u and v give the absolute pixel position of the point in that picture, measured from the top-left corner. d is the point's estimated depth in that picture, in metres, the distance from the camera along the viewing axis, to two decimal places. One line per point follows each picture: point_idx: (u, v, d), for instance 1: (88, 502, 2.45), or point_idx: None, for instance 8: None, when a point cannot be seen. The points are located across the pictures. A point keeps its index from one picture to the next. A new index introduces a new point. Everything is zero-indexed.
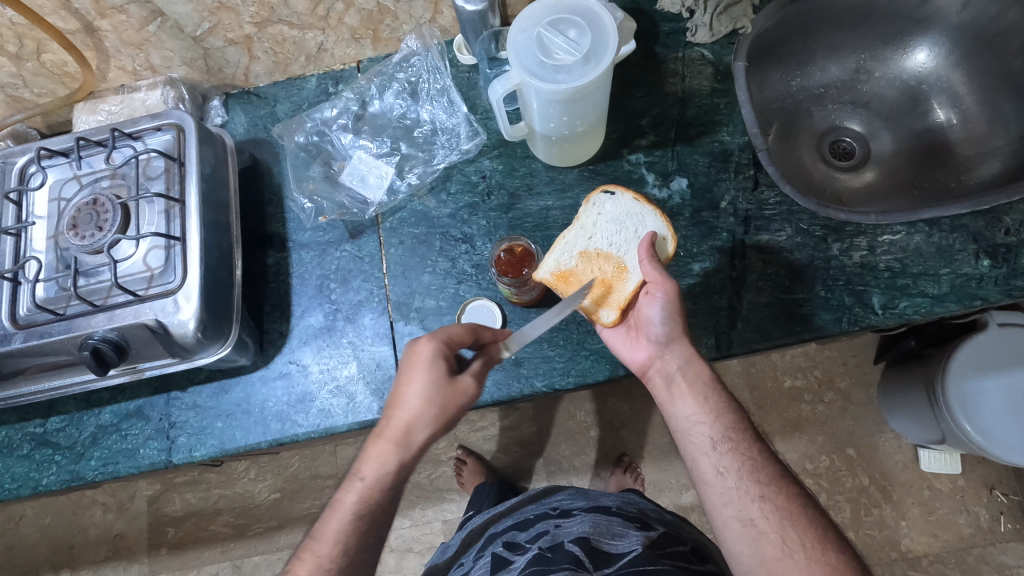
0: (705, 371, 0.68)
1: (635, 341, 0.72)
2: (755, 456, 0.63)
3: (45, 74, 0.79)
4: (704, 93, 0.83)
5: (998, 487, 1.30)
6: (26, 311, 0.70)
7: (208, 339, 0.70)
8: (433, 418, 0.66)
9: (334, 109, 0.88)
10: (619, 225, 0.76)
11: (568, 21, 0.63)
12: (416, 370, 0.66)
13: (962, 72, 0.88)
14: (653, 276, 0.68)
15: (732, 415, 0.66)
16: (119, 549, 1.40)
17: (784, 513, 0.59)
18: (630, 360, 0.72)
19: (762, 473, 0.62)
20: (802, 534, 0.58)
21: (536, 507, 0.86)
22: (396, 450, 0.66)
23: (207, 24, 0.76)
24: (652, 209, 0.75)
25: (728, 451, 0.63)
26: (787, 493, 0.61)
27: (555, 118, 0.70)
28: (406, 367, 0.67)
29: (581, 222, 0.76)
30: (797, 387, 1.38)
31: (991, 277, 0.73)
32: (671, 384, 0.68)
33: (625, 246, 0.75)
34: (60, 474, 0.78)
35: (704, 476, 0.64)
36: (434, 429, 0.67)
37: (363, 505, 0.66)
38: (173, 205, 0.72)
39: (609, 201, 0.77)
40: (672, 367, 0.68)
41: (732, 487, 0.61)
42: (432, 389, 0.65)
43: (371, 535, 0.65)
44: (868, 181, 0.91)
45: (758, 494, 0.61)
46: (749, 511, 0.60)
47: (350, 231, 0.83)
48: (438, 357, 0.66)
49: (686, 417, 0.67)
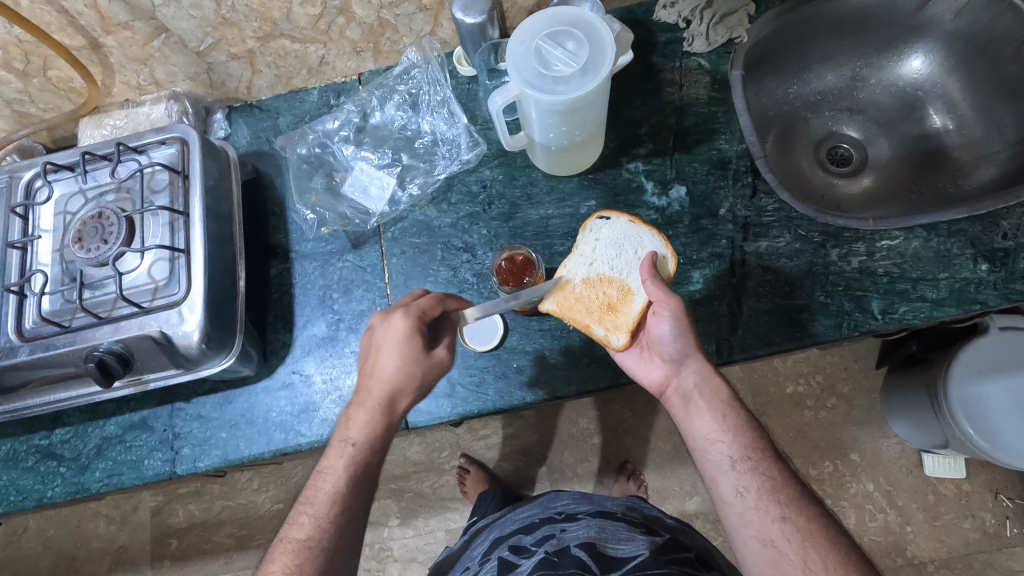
0: (724, 389, 0.67)
1: (649, 361, 0.72)
2: (775, 475, 0.62)
3: (51, 90, 0.81)
4: (701, 101, 0.83)
5: (1003, 491, 1.29)
6: (32, 324, 0.71)
7: (212, 349, 0.71)
8: (410, 386, 0.66)
9: (336, 121, 0.89)
10: (618, 248, 0.76)
11: (567, 33, 0.64)
12: (396, 343, 0.66)
13: (958, 78, 0.89)
14: (658, 295, 0.69)
15: (751, 433, 0.65)
16: (122, 561, 1.39)
17: (806, 534, 0.58)
18: (648, 381, 0.72)
19: (782, 494, 0.61)
20: (825, 557, 0.57)
21: (541, 511, 0.86)
22: (379, 416, 0.66)
23: (210, 39, 0.77)
24: (647, 229, 0.76)
25: (747, 471, 0.63)
26: (808, 513, 0.60)
27: (555, 128, 0.71)
28: (383, 338, 0.67)
29: (580, 250, 0.77)
30: (799, 392, 1.38)
31: (990, 282, 0.73)
32: (688, 402, 0.68)
33: (626, 268, 0.75)
34: (65, 486, 0.78)
35: (723, 495, 0.63)
36: (415, 397, 0.67)
37: (353, 470, 0.64)
38: (178, 218, 0.72)
39: (605, 226, 0.77)
40: (689, 385, 0.68)
41: (752, 507, 0.61)
42: (414, 361, 0.66)
43: (360, 496, 0.64)
44: (866, 187, 0.92)
45: (778, 514, 0.60)
46: (769, 532, 0.59)
47: (352, 242, 0.83)
48: (417, 329, 0.66)
49: (704, 435, 0.66)
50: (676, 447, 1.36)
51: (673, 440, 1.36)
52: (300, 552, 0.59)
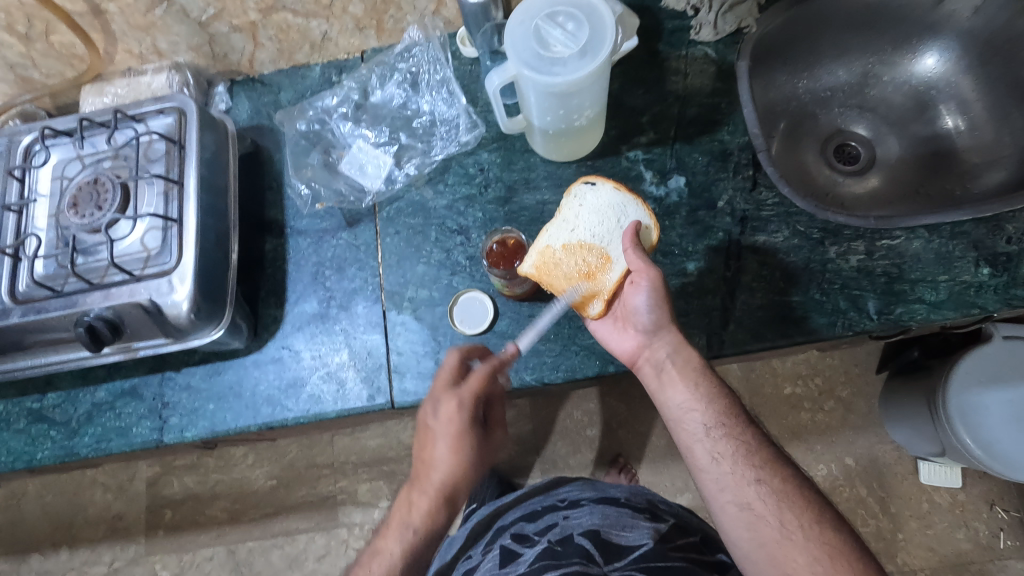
0: (695, 356, 0.67)
1: (623, 330, 0.71)
2: (748, 440, 0.64)
3: (54, 56, 0.81)
4: (706, 91, 0.82)
5: (999, 503, 1.28)
6: (25, 287, 0.71)
7: (201, 320, 0.71)
8: (468, 474, 0.72)
9: (336, 98, 0.88)
10: (601, 215, 0.74)
11: (567, 14, 0.63)
12: (452, 436, 0.70)
13: (972, 78, 0.86)
14: (638, 264, 0.68)
15: (725, 400, 0.66)
16: (117, 529, 1.42)
17: (781, 495, 0.60)
18: (619, 350, 0.71)
19: (756, 457, 0.63)
20: (799, 515, 0.59)
21: (544, 499, 0.87)
22: (439, 503, 0.71)
23: (212, 10, 0.77)
24: (633, 197, 0.74)
25: (722, 437, 0.64)
26: (781, 474, 0.62)
27: (553, 111, 0.70)
28: (438, 429, 0.71)
29: (563, 215, 0.74)
30: (797, 394, 1.36)
31: (991, 285, 0.71)
32: (662, 371, 0.68)
33: (608, 236, 0.73)
34: (54, 449, 0.79)
35: (699, 462, 0.64)
36: (467, 481, 0.72)
37: (406, 556, 0.69)
38: (172, 187, 0.72)
39: (590, 192, 0.75)
40: (661, 355, 0.68)
41: (728, 472, 0.62)
42: (466, 453, 0.71)
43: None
44: (872, 187, 0.90)
45: (753, 477, 0.61)
46: (745, 494, 0.61)
47: (347, 220, 0.83)
48: (470, 420, 0.71)
49: (679, 405, 0.66)
50: (670, 443, 1.35)
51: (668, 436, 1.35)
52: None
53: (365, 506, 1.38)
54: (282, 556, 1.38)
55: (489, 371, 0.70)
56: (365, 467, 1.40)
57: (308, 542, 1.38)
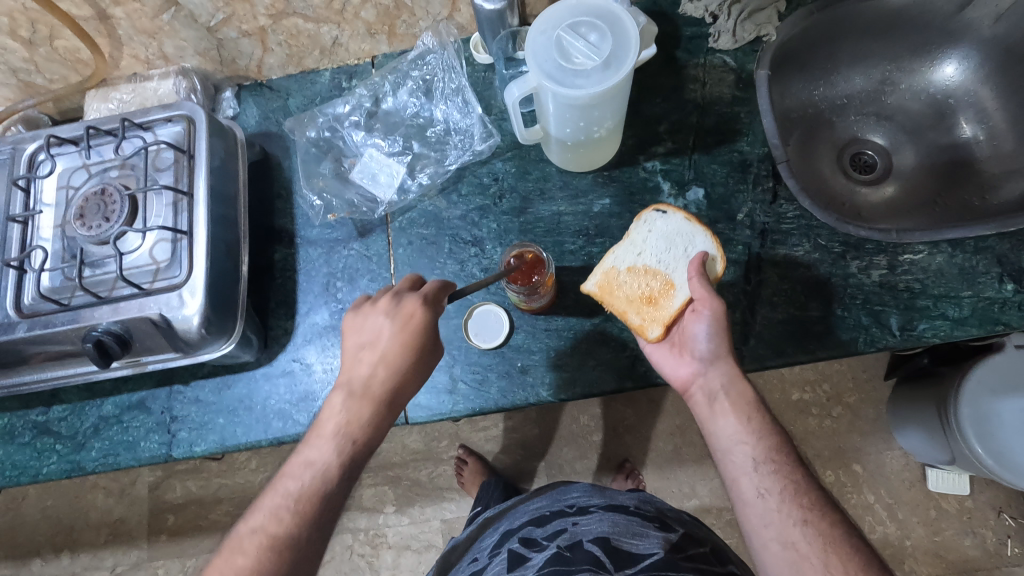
0: (750, 391, 0.65)
1: (679, 357, 0.70)
2: (797, 479, 0.60)
3: (58, 60, 0.79)
4: (724, 100, 0.81)
5: (1006, 510, 1.27)
6: (31, 301, 0.70)
7: (212, 334, 0.69)
8: (412, 382, 0.65)
9: (347, 105, 0.86)
10: (669, 243, 0.74)
11: (589, 25, 0.61)
12: (404, 341, 0.64)
13: (992, 87, 0.85)
14: (701, 293, 0.67)
15: (776, 437, 0.63)
16: (119, 533, 1.40)
17: (828, 538, 0.56)
18: (673, 376, 0.70)
19: (805, 497, 0.59)
20: (845, 562, 0.55)
21: (551, 503, 0.79)
22: (375, 411, 0.64)
23: (221, 15, 0.75)
24: (702, 229, 0.73)
25: (770, 473, 0.61)
26: (830, 517, 0.58)
27: (572, 123, 0.68)
28: (390, 324, 0.65)
29: (631, 238, 0.75)
30: (805, 400, 1.36)
31: (1015, 302, 0.70)
32: (713, 401, 0.66)
33: (673, 264, 0.73)
34: (60, 463, 0.77)
35: (744, 497, 0.61)
36: (409, 389, 0.66)
37: (341, 460, 0.62)
38: (181, 198, 0.71)
39: (660, 219, 0.75)
40: (716, 385, 0.66)
41: (774, 509, 0.59)
42: (409, 368, 0.65)
43: (324, 531, 0.60)
44: (889, 197, 0.89)
45: (799, 517, 0.58)
46: (790, 534, 0.57)
47: (359, 230, 0.82)
48: (427, 323, 0.65)
49: (729, 436, 0.64)
50: (676, 449, 1.34)
51: (675, 442, 1.35)
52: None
53: (370, 511, 1.37)
54: None
55: (441, 290, 0.67)
56: (370, 472, 1.39)
57: None
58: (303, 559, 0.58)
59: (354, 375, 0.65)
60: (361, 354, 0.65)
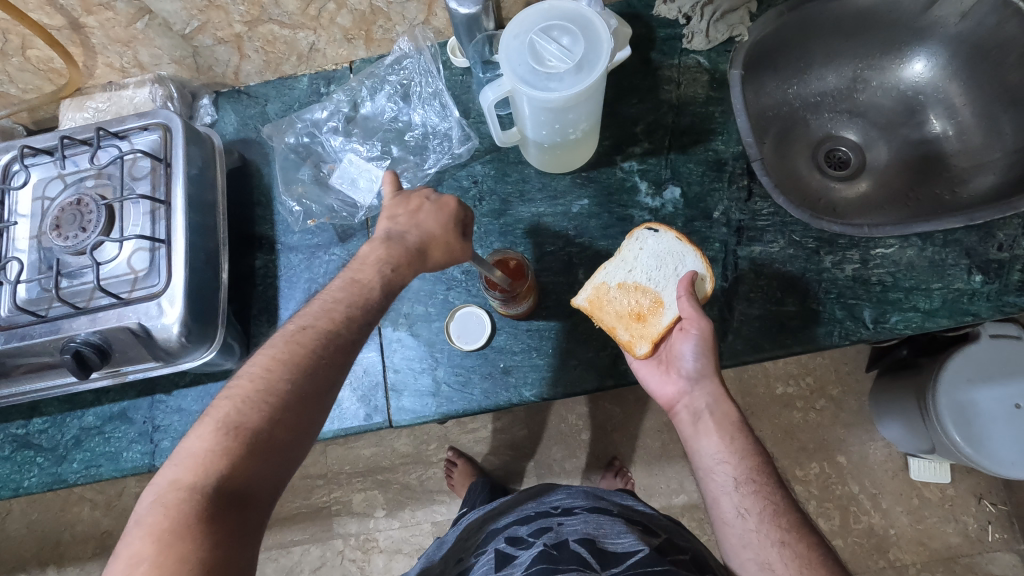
0: (734, 411, 0.65)
1: (666, 374, 0.71)
2: (777, 500, 0.60)
3: (31, 70, 0.78)
4: (699, 100, 0.82)
5: (987, 497, 1.30)
6: (7, 313, 0.69)
7: (193, 343, 0.69)
8: (450, 251, 0.66)
9: (325, 111, 0.86)
10: (659, 261, 0.75)
11: (561, 28, 0.62)
12: (446, 208, 0.67)
13: (959, 83, 0.87)
14: (689, 313, 0.68)
15: (757, 457, 0.63)
16: (106, 546, 1.39)
17: (804, 560, 0.56)
18: (659, 392, 0.71)
19: (784, 518, 0.59)
20: None
21: (535, 505, 0.80)
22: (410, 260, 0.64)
23: (196, 22, 0.75)
24: (692, 249, 0.74)
25: (750, 493, 0.61)
26: (807, 540, 0.58)
27: (548, 125, 0.69)
28: (431, 203, 0.67)
29: (622, 255, 0.75)
30: (789, 394, 1.38)
31: (983, 293, 0.72)
32: (697, 420, 0.66)
33: (664, 282, 0.74)
34: (42, 476, 0.77)
35: (724, 515, 0.61)
36: (444, 256, 0.66)
37: (383, 291, 0.61)
38: (159, 207, 0.70)
39: (652, 238, 0.75)
40: (701, 405, 0.67)
41: (752, 530, 0.59)
42: (456, 240, 0.66)
43: (344, 359, 0.56)
44: (863, 192, 0.91)
45: (777, 539, 0.58)
46: (767, 556, 0.57)
47: (339, 235, 0.82)
48: (466, 212, 0.68)
49: (710, 455, 0.64)
50: (664, 445, 1.36)
51: (662, 438, 1.36)
52: (237, 436, 0.49)
53: (360, 516, 1.37)
54: (276, 568, 1.36)
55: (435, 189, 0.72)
56: (360, 477, 1.38)
57: (303, 554, 1.36)
58: (318, 379, 0.54)
59: (390, 228, 0.65)
60: (401, 215, 0.66)
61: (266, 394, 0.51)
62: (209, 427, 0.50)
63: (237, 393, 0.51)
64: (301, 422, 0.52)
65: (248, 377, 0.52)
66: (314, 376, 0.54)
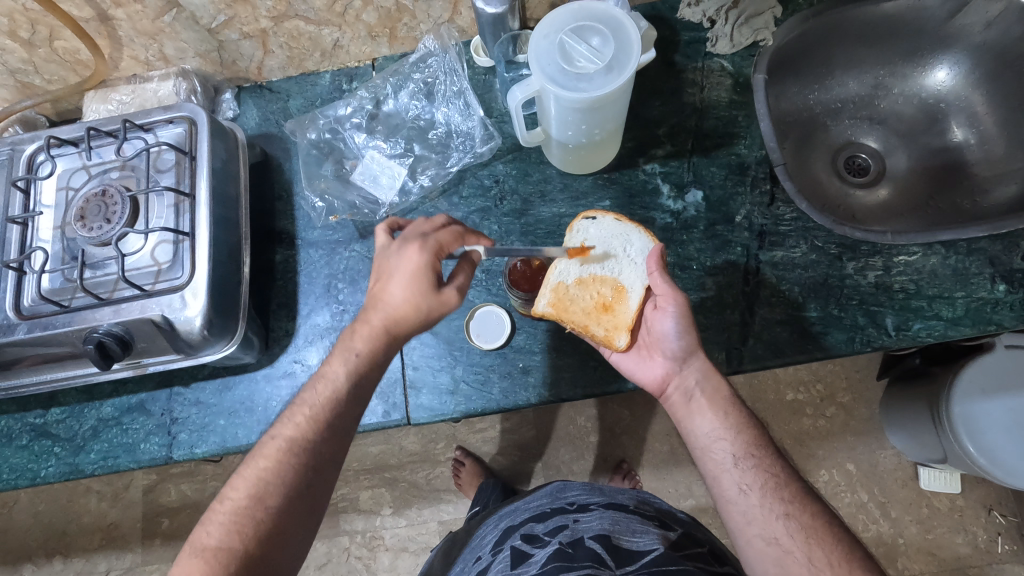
0: (725, 386, 0.65)
1: (649, 358, 0.70)
2: (778, 473, 0.60)
3: (57, 62, 0.79)
4: (722, 104, 0.82)
5: (996, 508, 1.29)
6: (31, 302, 0.69)
7: (214, 336, 0.69)
8: (426, 312, 0.62)
9: (348, 107, 0.87)
10: (607, 247, 0.74)
11: (591, 29, 0.62)
12: (411, 273, 0.61)
13: (982, 92, 0.87)
14: (663, 289, 0.67)
15: (753, 431, 0.63)
16: (112, 538, 1.39)
17: (811, 532, 0.56)
18: (648, 380, 0.70)
19: (786, 490, 0.58)
20: (829, 554, 0.54)
21: (550, 501, 0.79)
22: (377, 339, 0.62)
23: (223, 17, 0.75)
24: (633, 226, 0.74)
25: (750, 468, 0.60)
26: (812, 510, 0.57)
27: (574, 126, 0.69)
28: (395, 272, 0.62)
29: (568, 251, 0.74)
30: (799, 400, 1.37)
31: (1007, 302, 0.72)
32: (690, 400, 0.66)
33: (617, 266, 0.74)
34: (59, 466, 0.77)
35: (726, 494, 0.60)
36: (416, 321, 0.63)
37: (352, 381, 0.61)
38: (183, 200, 0.71)
39: (592, 225, 0.75)
40: (692, 383, 0.66)
41: (756, 505, 0.58)
42: (426, 300, 0.62)
43: (316, 463, 0.58)
44: (882, 199, 0.91)
45: (781, 511, 0.57)
46: (772, 529, 0.56)
47: (360, 231, 0.82)
48: (435, 267, 0.62)
49: (706, 433, 0.64)
50: (673, 449, 1.35)
51: (671, 442, 1.36)
52: (210, 558, 0.52)
53: (367, 514, 1.37)
54: None
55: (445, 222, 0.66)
56: (367, 474, 1.38)
57: (309, 551, 1.36)
58: (293, 490, 0.56)
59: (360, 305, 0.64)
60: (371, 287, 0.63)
61: (236, 517, 0.54)
62: (192, 556, 0.52)
63: (219, 518, 0.54)
64: (278, 536, 0.54)
65: (223, 499, 0.55)
66: (286, 488, 0.55)
